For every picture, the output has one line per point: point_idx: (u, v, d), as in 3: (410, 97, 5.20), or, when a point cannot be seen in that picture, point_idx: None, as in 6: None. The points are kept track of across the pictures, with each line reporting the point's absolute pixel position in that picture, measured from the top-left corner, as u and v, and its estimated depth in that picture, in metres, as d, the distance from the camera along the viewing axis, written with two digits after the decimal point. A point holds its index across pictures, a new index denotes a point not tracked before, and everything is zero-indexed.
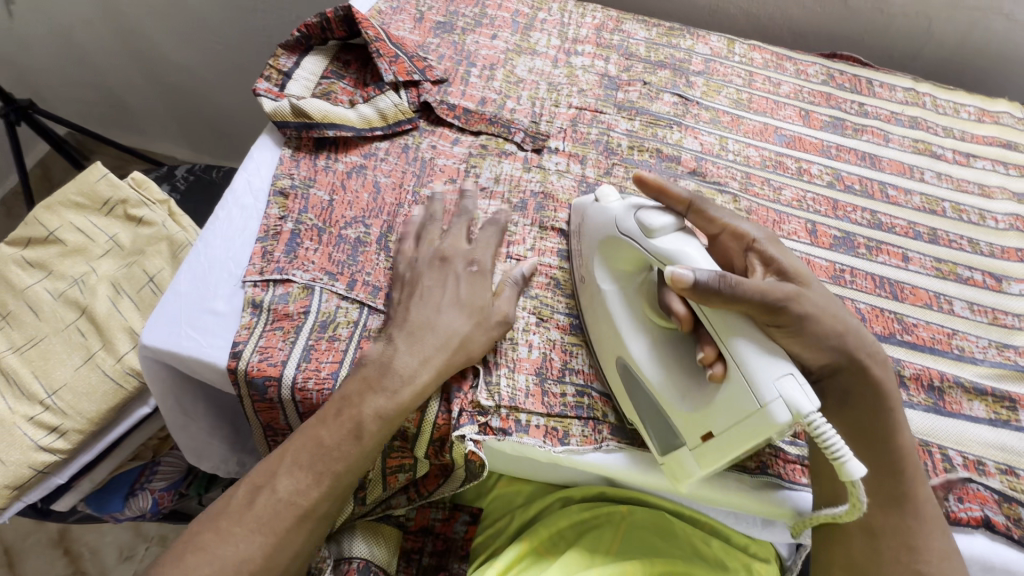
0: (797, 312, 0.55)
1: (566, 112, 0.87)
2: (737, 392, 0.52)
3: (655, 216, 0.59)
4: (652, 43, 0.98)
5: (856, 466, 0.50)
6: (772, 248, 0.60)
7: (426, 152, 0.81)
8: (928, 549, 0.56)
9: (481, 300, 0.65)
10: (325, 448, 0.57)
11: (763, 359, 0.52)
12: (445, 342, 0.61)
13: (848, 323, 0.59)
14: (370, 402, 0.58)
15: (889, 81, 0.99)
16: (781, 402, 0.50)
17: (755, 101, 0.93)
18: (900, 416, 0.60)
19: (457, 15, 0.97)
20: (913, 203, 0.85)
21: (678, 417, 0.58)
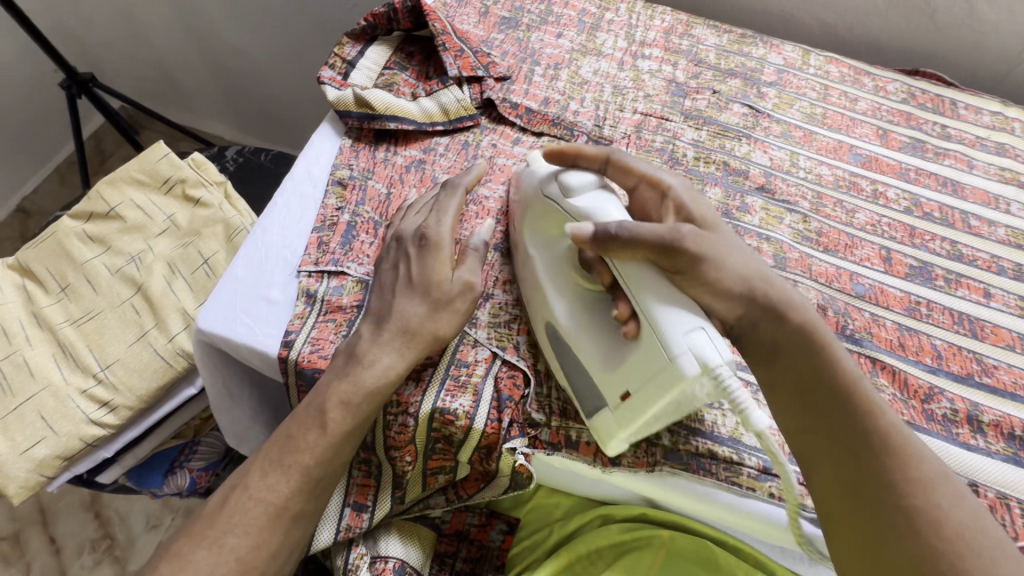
0: (698, 259, 0.53)
1: (630, 118, 0.84)
2: (650, 349, 0.51)
3: (574, 176, 0.61)
4: (722, 50, 0.94)
5: (761, 416, 0.48)
6: (671, 195, 0.60)
7: (486, 150, 0.79)
8: (907, 486, 0.46)
9: (445, 276, 0.62)
10: (297, 443, 0.57)
11: (672, 314, 0.51)
12: (404, 327, 0.60)
13: (756, 264, 0.57)
14: (340, 392, 0.57)
15: (975, 103, 0.93)
16: (690, 354, 0.49)
17: (830, 117, 0.88)
18: (835, 354, 0.53)
19: (523, 12, 0.95)
20: (997, 236, 0.80)
21: (600, 378, 0.56)
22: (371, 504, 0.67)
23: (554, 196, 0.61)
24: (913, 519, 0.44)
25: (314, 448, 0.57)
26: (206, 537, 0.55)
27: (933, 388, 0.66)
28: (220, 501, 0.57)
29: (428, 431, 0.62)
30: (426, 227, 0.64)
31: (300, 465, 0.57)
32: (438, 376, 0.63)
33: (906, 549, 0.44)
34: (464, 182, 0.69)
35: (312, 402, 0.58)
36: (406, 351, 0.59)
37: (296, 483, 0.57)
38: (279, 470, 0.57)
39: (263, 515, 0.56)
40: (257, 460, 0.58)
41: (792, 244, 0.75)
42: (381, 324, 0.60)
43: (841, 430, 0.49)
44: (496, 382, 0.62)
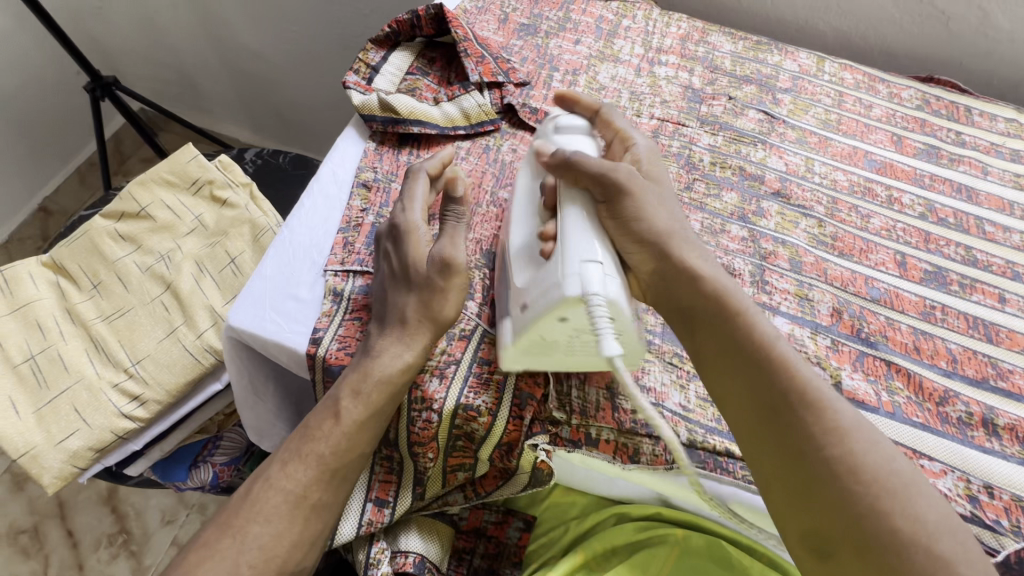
0: (628, 198, 0.60)
1: (648, 123, 0.86)
2: (551, 267, 0.56)
3: (567, 117, 0.68)
4: (738, 56, 0.95)
5: (612, 344, 0.53)
6: (637, 152, 0.69)
7: (506, 154, 0.81)
8: (828, 440, 0.51)
9: (424, 256, 0.64)
10: (322, 438, 0.60)
11: (578, 246, 0.56)
12: (400, 321, 0.62)
13: (678, 220, 0.65)
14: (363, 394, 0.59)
15: (991, 110, 0.94)
16: (576, 277, 0.54)
17: (845, 123, 0.89)
18: (751, 318, 0.59)
19: (541, 18, 0.96)
20: (1011, 241, 0.80)
21: (512, 295, 0.60)
22: (393, 499, 0.69)
23: (543, 133, 0.69)
24: (828, 461, 0.51)
25: (339, 441, 0.59)
26: (237, 528, 0.57)
27: (947, 391, 0.67)
28: (251, 492, 0.59)
29: (450, 428, 0.64)
30: (395, 217, 0.66)
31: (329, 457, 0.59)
32: (459, 374, 0.64)
33: (832, 492, 0.50)
34: (425, 166, 0.70)
35: (335, 398, 0.60)
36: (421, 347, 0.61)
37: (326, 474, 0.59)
38: (306, 461, 0.59)
39: (290, 507, 0.58)
40: (284, 453, 0.60)
41: (807, 248, 0.77)
42: (407, 326, 0.61)
43: (766, 394, 0.55)
44: (517, 381, 0.64)
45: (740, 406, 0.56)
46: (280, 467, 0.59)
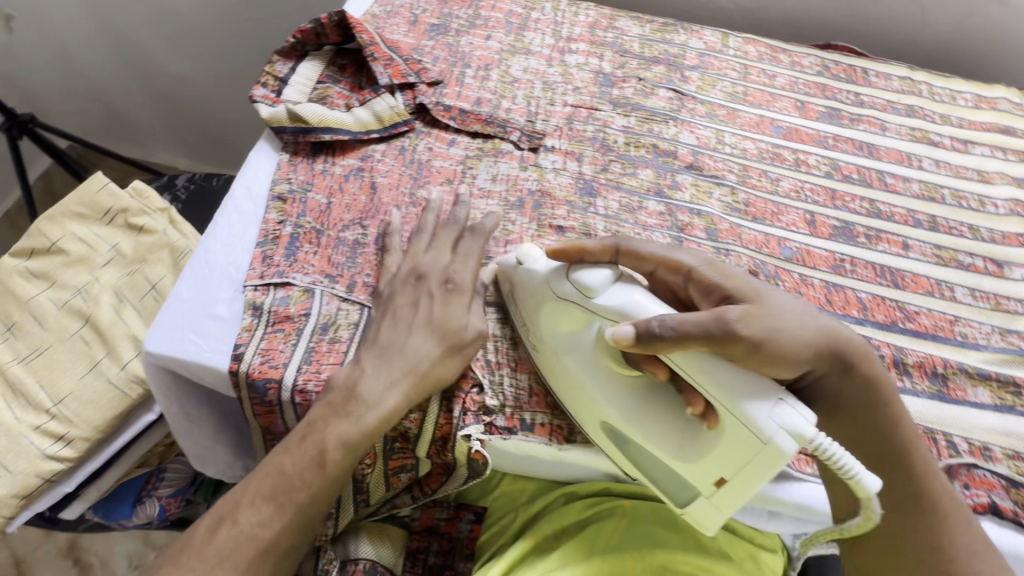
0: (761, 337, 0.52)
1: (561, 111, 0.87)
2: (737, 436, 0.50)
3: (588, 275, 0.57)
4: (646, 39, 0.98)
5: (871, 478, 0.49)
6: (709, 271, 0.58)
7: (423, 154, 0.81)
8: (951, 549, 0.55)
9: (461, 321, 0.64)
10: (290, 472, 0.56)
11: (755, 402, 0.49)
12: (413, 366, 0.60)
13: (819, 328, 0.56)
14: (344, 426, 0.57)
15: (885, 70, 0.99)
16: (783, 431, 0.48)
17: (751, 94, 0.93)
18: (899, 412, 0.59)
19: (451, 18, 0.97)
20: (911, 191, 0.85)
21: (689, 471, 0.56)
22: (336, 510, 0.69)
23: (572, 297, 0.58)
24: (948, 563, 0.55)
25: (312, 474, 0.56)
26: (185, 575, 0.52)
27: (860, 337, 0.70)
28: (201, 534, 0.54)
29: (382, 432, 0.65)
30: (454, 270, 0.67)
31: (300, 493, 0.56)
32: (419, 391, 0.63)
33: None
34: (459, 216, 0.72)
35: (313, 431, 0.57)
36: (399, 382, 0.59)
37: (294, 509, 0.55)
38: (275, 498, 0.55)
39: (250, 547, 0.54)
40: (249, 489, 0.56)
41: (721, 216, 0.79)
42: (415, 369, 0.60)
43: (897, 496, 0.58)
44: None
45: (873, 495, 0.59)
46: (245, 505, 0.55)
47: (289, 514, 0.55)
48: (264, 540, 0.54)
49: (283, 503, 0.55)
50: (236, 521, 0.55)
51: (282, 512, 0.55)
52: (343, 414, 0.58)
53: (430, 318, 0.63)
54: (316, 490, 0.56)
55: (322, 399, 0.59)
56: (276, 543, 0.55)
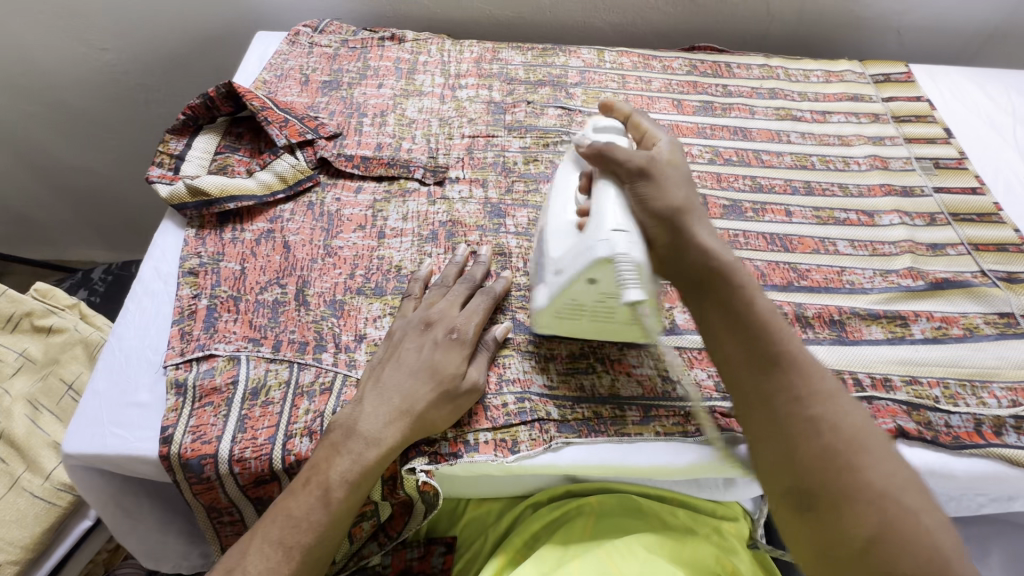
0: (649, 179, 0.62)
1: (460, 143, 0.92)
2: (586, 237, 0.59)
3: (602, 120, 0.69)
4: (529, 65, 1.05)
5: (637, 295, 0.57)
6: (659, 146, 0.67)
7: (331, 205, 0.83)
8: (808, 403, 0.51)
9: (456, 369, 0.63)
10: (297, 512, 0.55)
11: (612, 215, 0.59)
12: (408, 407, 0.59)
13: (686, 201, 0.62)
14: (348, 458, 0.57)
15: (745, 61, 1.10)
16: (604, 244, 0.57)
17: (632, 100, 1.01)
18: (755, 292, 0.58)
19: (342, 72, 1.01)
20: (785, 163, 0.94)
21: (546, 265, 0.65)
22: None
23: (582, 134, 0.70)
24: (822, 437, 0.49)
25: (320, 509, 0.55)
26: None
27: None
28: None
29: None
30: (456, 321, 0.66)
31: (308, 528, 0.55)
32: None
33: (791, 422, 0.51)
34: (496, 288, 0.71)
35: (319, 463, 0.57)
36: (394, 422, 0.59)
37: (304, 550, 0.55)
38: (282, 541, 0.54)
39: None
40: (256, 533, 0.55)
41: None
42: (409, 411, 0.59)
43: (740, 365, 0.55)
44: None
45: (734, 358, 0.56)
46: (250, 553, 0.54)
47: (296, 559, 0.54)
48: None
49: (284, 546, 0.54)
50: None
51: (287, 556, 0.54)
52: (348, 446, 0.57)
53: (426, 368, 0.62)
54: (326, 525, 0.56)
55: (324, 441, 0.59)
56: None
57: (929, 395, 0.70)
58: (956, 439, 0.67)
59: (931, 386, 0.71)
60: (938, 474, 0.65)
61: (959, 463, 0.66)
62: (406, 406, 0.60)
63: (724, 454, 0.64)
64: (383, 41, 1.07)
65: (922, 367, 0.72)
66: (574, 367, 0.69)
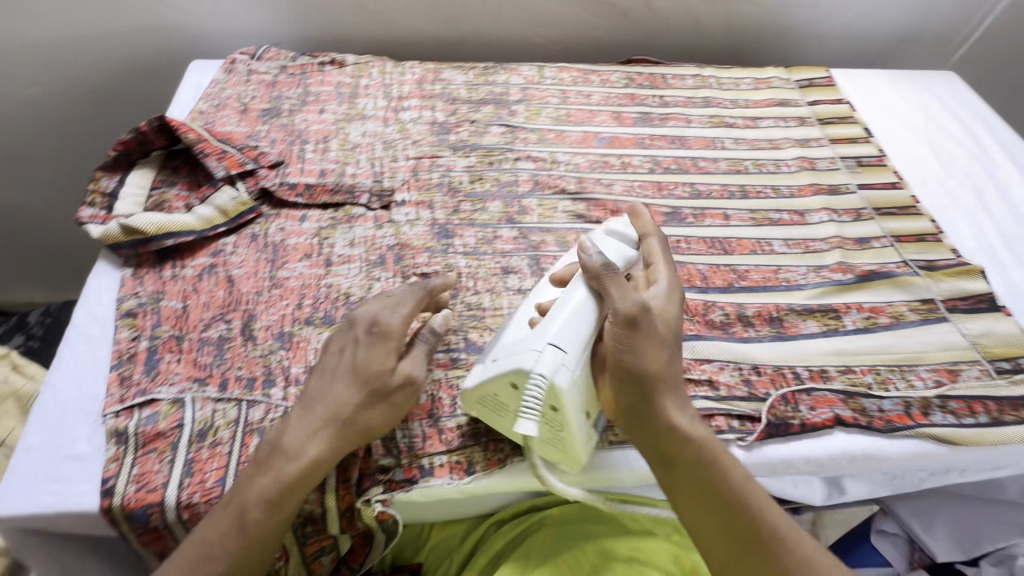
0: (640, 328, 0.60)
1: (405, 165, 0.92)
2: (529, 338, 0.61)
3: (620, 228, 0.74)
4: (472, 84, 1.07)
5: (528, 429, 0.58)
6: (656, 288, 0.66)
7: (276, 235, 0.82)
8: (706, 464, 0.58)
9: (386, 368, 0.61)
10: (212, 537, 0.54)
11: (564, 332, 0.61)
12: (334, 413, 0.59)
13: (663, 366, 0.60)
14: (266, 475, 0.56)
15: (679, 72, 1.14)
16: (540, 351, 0.59)
17: (573, 114, 1.04)
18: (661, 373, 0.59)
19: (282, 99, 1.00)
20: (721, 169, 0.98)
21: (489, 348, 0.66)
22: None
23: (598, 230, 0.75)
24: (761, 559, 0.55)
25: (237, 531, 0.54)
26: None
27: (706, 303, 0.80)
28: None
29: None
30: (379, 312, 0.63)
31: (223, 554, 0.54)
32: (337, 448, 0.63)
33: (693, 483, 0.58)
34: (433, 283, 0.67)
35: (238, 486, 0.56)
36: (320, 432, 0.58)
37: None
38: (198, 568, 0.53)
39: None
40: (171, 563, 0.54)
41: (569, 227, 0.87)
42: (333, 420, 0.59)
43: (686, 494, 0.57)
44: None
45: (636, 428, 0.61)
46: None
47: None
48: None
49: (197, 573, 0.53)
50: None
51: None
52: (265, 463, 0.57)
53: (353, 371, 0.61)
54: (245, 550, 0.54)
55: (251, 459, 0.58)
56: None
57: (862, 382, 0.74)
58: (888, 422, 0.71)
59: (864, 373, 0.75)
60: (874, 457, 0.69)
61: (891, 445, 0.70)
62: (330, 414, 0.59)
63: None
64: (323, 65, 1.07)
65: (855, 357, 0.77)
66: None
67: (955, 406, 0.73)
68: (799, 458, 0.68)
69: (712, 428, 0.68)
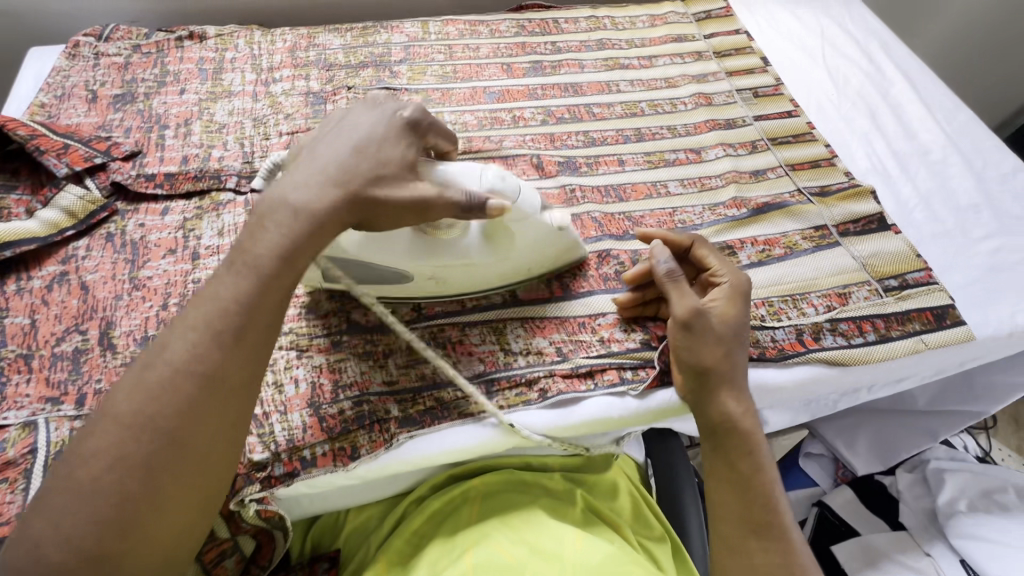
0: (397, 190, 0.56)
1: (278, 142, 0.86)
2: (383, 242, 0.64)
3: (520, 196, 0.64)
4: (349, 47, 0.99)
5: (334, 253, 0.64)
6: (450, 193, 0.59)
7: (134, 232, 0.75)
8: (754, 447, 0.61)
9: (367, 162, 0.56)
10: (170, 357, 0.48)
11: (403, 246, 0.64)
12: (318, 172, 0.55)
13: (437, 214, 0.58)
14: (241, 280, 0.51)
15: (572, 16, 1.09)
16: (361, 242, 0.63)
17: (460, 70, 0.97)
18: (722, 361, 0.63)
19: (136, 82, 0.91)
20: (616, 114, 0.94)
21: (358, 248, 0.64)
22: None
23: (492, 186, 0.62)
24: (751, 455, 0.60)
25: (205, 353, 0.49)
26: (27, 568, 0.43)
27: (601, 254, 0.78)
28: (63, 470, 0.46)
29: None
30: (383, 136, 0.58)
31: (180, 381, 0.47)
32: None
33: (742, 467, 0.60)
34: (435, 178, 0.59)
35: (200, 296, 0.51)
36: (307, 183, 0.54)
37: (140, 469, 0.45)
38: (110, 455, 0.45)
39: (119, 474, 0.45)
40: (118, 388, 0.48)
41: None
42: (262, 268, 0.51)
43: (715, 398, 0.62)
44: None
45: (697, 398, 0.63)
46: (117, 406, 0.47)
47: (158, 424, 0.46)
48: (133, 462, 0.45)
49: (113, 463, 0.45)
50: (37, 511, 0.45)
51: (113, 471, 0.45)
52: (199, 325, 0.49)
53: (324, 165, 0.55)
54: (176, 416, 0.47)
55: (222, 274, 0.52)
56: (95, 519, 0.44)
57: (756, 315, 0.74)
58: (780, 351, 0.71)
59: (757, 306, 0.75)
60: (767, 389, 0.70)
61: (782, 375, 0.70)
62: (263, 255, 0.51)
63: (562, 415, 0.66)
64: (181, 40, 0.97)
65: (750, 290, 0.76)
66: (414, 358, 0.68)
67: (844, 328, 0.74)
68: None
69: (603, 382, 0.68)
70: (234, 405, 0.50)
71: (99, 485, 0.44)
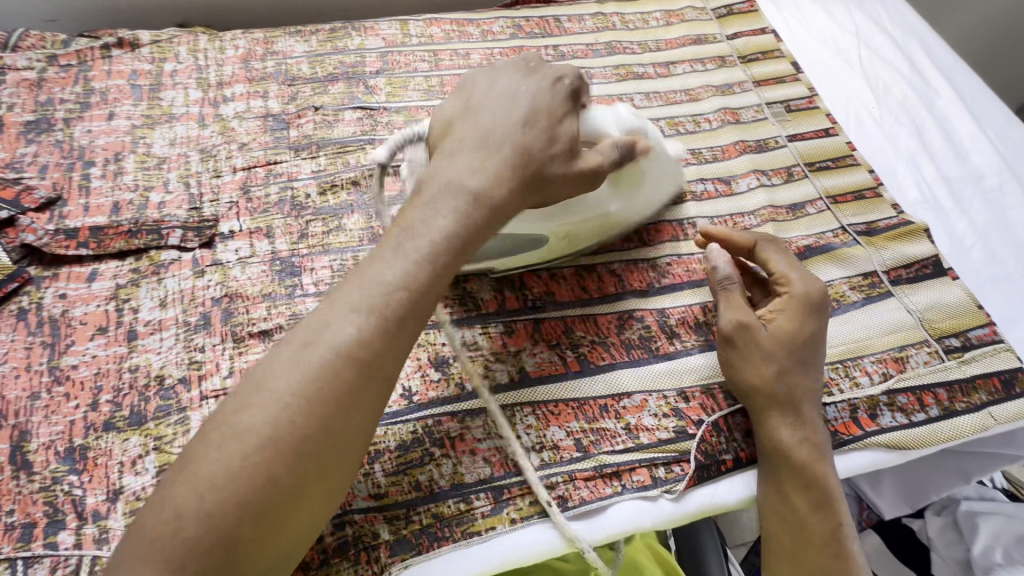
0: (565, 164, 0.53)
1: (231, 180, 0.71)
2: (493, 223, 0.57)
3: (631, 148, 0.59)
4: (315, 55, 0.84)
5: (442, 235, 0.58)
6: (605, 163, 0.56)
7: (54, 306, 0.61)
8: (821, 481, 0.56)
9: (535, 134, 0.52)
10: (333, 338, 0.42)
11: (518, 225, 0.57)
12: (485, 145, 0.51)
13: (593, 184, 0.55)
14: (407, 261, 0.45)
15: (576, 12, 0.94)
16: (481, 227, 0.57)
17: (448, 83, 0.83)
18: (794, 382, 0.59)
19: (54, 104, 0.75)
20: None
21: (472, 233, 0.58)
22: None
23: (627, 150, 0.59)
24: (825, 513, 0.55)
25: (368, 337, 0.43)
26: (158, 542, 0.37)
27: (622, 315, 0.67)
28: (212, 439, 0.40)
29: None
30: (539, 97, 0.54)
31: (344, 366, 0.42)
32: None
33: (805, 506, 0.55)
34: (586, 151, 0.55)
35: (363, 273, 0.45)
36: (472, 161, 0.50)
37: (295, 455, 0.40)
38: (265, 431, 0.40)
39: (268, 454, 0.39)
40: (273, 360, 0.42)
41: None
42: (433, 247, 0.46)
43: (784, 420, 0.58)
44: None
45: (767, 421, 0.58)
46: (273, 379, 0.41)
47: (317, 408, 0.41)
48: (287, 442, 0.40)
49: (264, 442, 0.39)
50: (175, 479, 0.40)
51: (261, 451, 0.39)
52: (360, 305, 0.43)
53: (488, 134, 0.51)
54: (335, 403, 0.41)
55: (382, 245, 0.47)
56: (235, 501, 0.38)
57: None
58: (834, 435, 0.61)
59: None
60: None
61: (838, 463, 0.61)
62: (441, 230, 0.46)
63: (585, 526, 0.55)
64: (108, 49, 0.81)
65: None
66: (407, 462, 0.56)
67: (904, 401, 0.64)
68: (735, 501, 0.59)
69: (632, 485, 0.57)
70: (383, 398, 0.44)
71: (246, 464, 0.39)
